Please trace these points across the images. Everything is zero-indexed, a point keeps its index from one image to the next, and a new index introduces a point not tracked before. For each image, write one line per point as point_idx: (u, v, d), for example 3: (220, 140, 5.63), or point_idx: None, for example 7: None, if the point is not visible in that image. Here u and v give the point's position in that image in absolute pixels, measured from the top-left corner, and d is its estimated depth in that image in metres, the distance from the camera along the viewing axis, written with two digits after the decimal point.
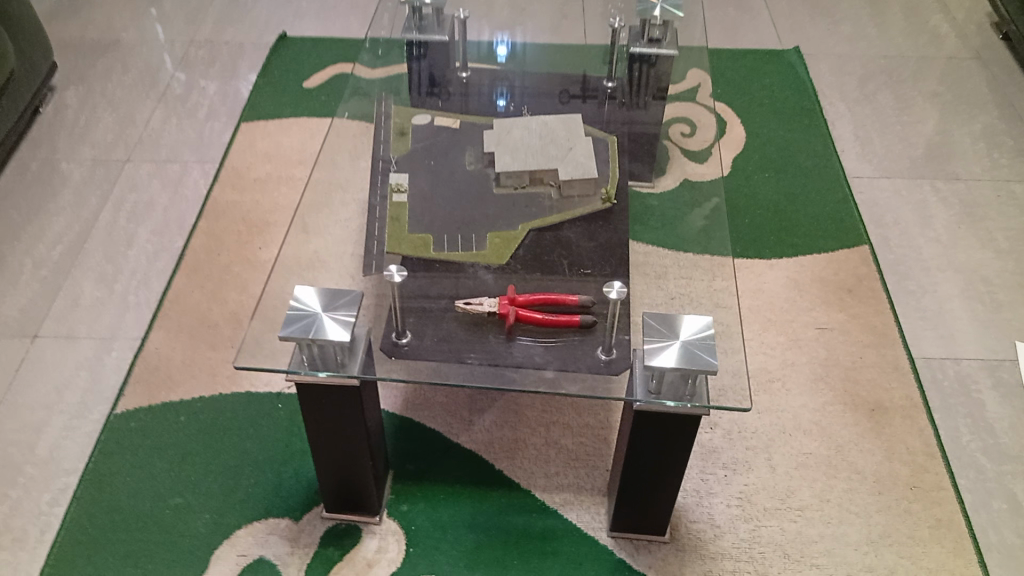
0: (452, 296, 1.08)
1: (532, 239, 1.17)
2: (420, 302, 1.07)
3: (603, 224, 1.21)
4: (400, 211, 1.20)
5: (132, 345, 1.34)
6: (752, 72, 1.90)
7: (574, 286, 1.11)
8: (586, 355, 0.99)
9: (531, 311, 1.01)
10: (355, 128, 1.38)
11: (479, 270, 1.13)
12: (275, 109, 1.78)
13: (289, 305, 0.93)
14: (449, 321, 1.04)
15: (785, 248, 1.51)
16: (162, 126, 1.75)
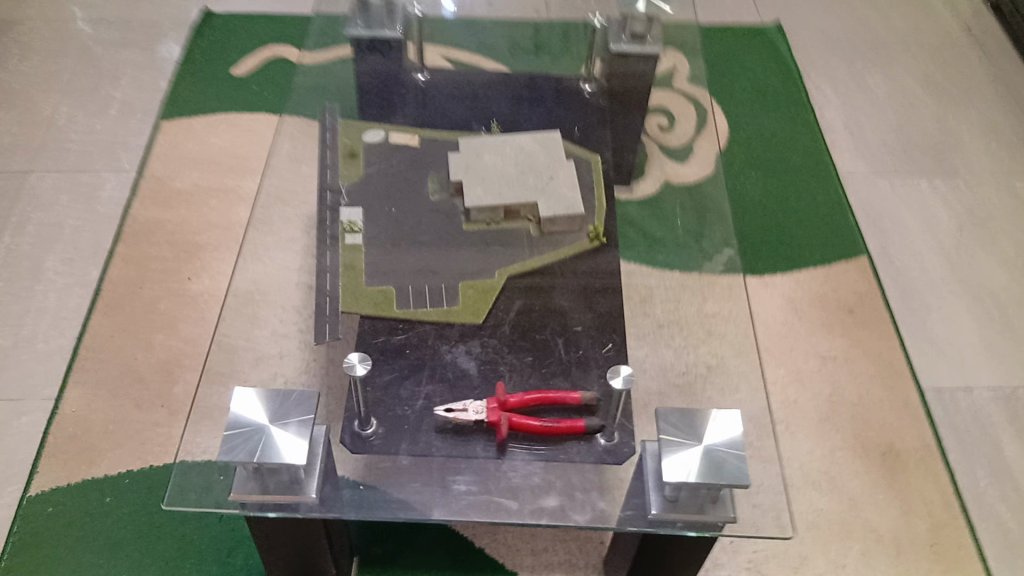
0: (428, 394, 0.91)
1: (518, 309, 1.00)
2: (389, 403, 0.90)
3: (603, 290, 1.03)
4: (355, 257, 1.02)
5: (44, 405, 1.15)
6: (731, 52, 1.73)
7: (572, 374, 0.93)
8: (591, 471, 0.83)
9: (526, 418, 0.84)
10: (299, 133, 1.18)
11: (458, 355, 0.95)
12: (201, 103, 1.56)
13: (229, 416, 0.76)
14: (426, 420, 0.88)
15: (780, 260, 1.37)
16: (69, 126, 1.52)
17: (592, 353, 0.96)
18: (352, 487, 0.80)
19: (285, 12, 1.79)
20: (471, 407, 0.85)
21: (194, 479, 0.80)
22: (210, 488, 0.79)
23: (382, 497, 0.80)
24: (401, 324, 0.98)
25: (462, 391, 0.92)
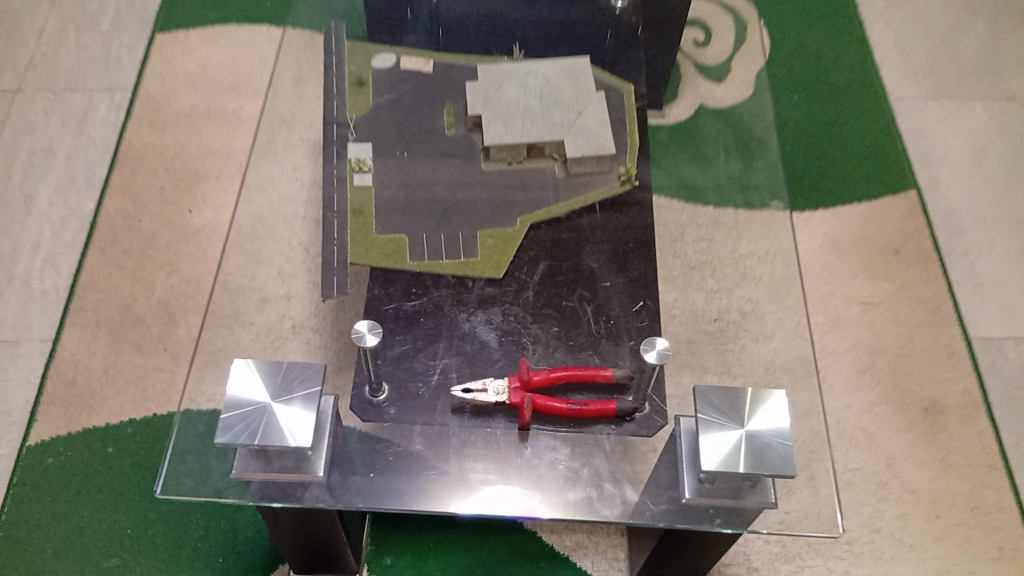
0: (444, 367, 0.84)
1: (543, 271, 0.93)
2: (401, 375, 0.84)
3: (634, 250, 0.95)
4: (363, 198, 0.94)
5: (41, 349, 1.10)
6: None
7: (602, 348, 0.87)
8: (622, 461, 0.77)
9: (550, 401, 0.78)
10: (302, 59, 1.08)
11: (476, 322, 0.89)
12: (197, 14, 1.44)
13: (226, 394, 0.69)
14: (440, 397, 0.81)
15: (821, 194, 1.27)
16: (57, 40, 1.42)
17: (623, 322, 0.89)
18: (363, 475, 0.73)
19: None
20: (491, 386, 0.78)
21: (190, 462, 0.75)
22: (206, 473, 0.74)
23: (393, 484, 0.73)
24: (414, 288, 0.91)
25: (480, 366, 0.85)
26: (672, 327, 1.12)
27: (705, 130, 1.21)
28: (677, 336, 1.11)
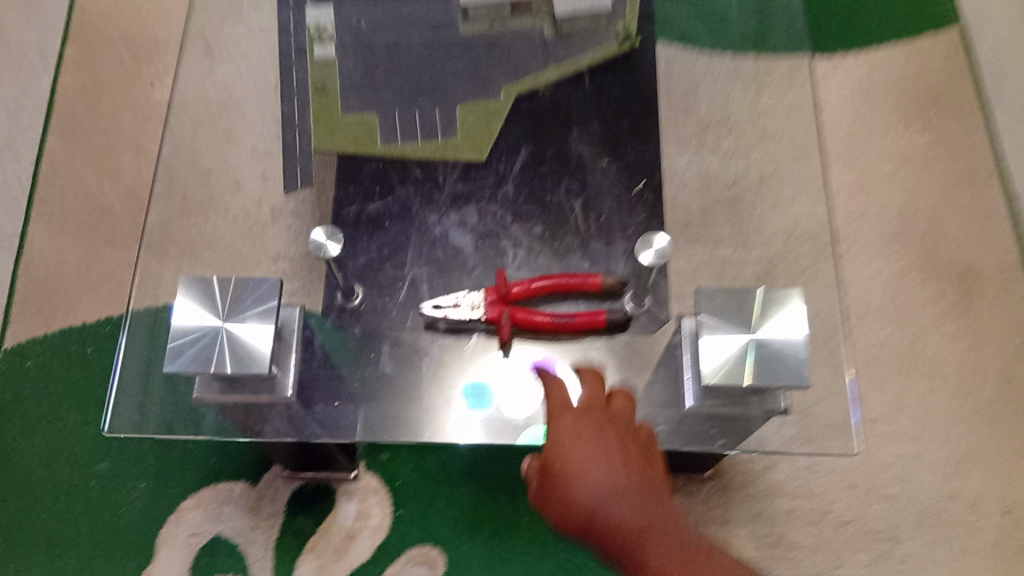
0: (415, 275, 0.77)
1: (526, 159, 0.83)
2: (369, 286, 0.76)
3: (628, 129, 0.84)
4: (326, 74, 0.82)
5: (8, 245, 1.03)
6: None
7: (592, 249, 0.78)
8: (609, 381, 0.70)
9: (533, 314, 0.70)
10: None
11: (449, 224, 0.80)
12: None
13: (174, 323, 0.63)
14: (412, 311, 0.74)
15: (853, 34, 1.13)
16: None
17: (614, 216, 0.79)
18: (327, 403, 0.70)
19: None
20: (464, 300, 0.72)
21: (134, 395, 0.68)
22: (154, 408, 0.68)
23: (360, 414, 0.70)
24: (378, 186, 0.82)
25: (452, 276, 0.77)
26: (683, 197, 0.96)
27: None
28: (689, 207, 0.96)
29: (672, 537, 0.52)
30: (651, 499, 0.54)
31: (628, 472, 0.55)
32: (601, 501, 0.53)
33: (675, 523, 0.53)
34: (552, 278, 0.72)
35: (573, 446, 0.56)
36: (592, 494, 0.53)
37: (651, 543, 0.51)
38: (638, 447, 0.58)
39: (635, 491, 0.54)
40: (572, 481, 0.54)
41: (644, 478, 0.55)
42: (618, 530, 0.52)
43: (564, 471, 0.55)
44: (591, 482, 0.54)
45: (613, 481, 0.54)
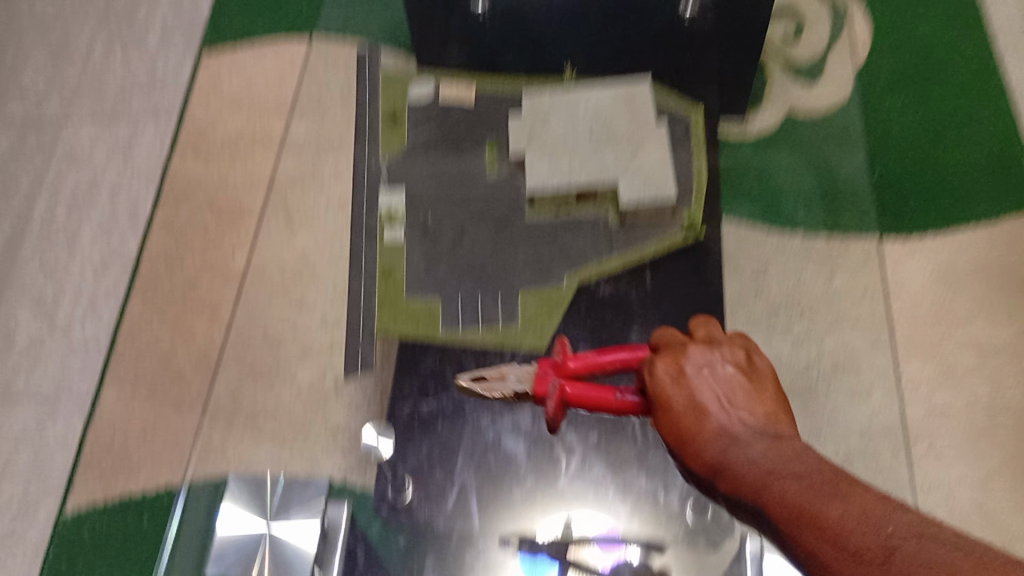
0: (469, 482, 0.77)
1: (585, 362, 0.81)
2: (422, 493, 0.77)
3: None
4: (394, 259, 0.86)
5: (82, 407, 1.07)
6: None
7: (649, 460, 0.76)
8: None
9: (604, 389, 0.69)
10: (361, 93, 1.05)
11: (503, 430, 0.79)
12: (243, 25, 1.35)
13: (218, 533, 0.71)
14: (462, 527, 0.74)
15: (965, 214, 1.08)
16: (104, 64, 1.35)
17: None
18: None
19: None
20: (510, 379, 0.75)
21: None
22: None
23: None
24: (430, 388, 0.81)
25: (504, 487, 0.76)
26: None
27: (794, 138, 1.04)
28: None
29: (780, 462, 0.54)
30: (761, 437, 0.57)
31: (738, 417, 0.60)
32: (718, 448, 0.58)
33: (788, 448, 0.55)
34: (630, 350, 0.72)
35: (682, 402, 0.62)
36: (710, 445, 0.59)
37: (755, 467, 0.55)
38: (752, 387, 0.62)
39: (746, 432, 0.58)
40: (693, 437, 0.60)
41: (765, 418, 0.60)
42: (732, 468, 0.56)
43: (687, 432, 0.61)
44: (705, 433, 0.60)
45: (723, 432, 0.59)
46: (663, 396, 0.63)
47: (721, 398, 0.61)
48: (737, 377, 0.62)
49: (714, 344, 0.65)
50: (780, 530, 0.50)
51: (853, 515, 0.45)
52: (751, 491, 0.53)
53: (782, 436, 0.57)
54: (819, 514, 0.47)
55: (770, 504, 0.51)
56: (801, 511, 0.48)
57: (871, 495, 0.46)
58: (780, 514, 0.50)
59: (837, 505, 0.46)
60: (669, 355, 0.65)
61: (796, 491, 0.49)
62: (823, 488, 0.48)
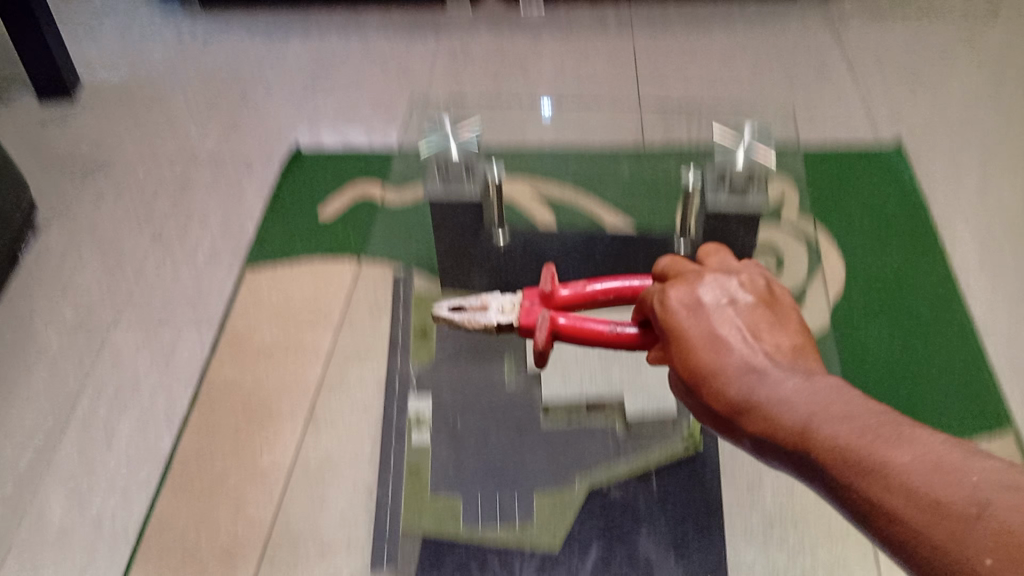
0: None
1: (599, 554, 0.92)
2: None
3: (692, 532, 0.93)
4: (421, 459, 0.93)
5: None
6: (843, 179, 1.54)
7: None
8: None
9: (588, 322, 0.85)
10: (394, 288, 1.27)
11: None
12: (284, 248, 1.52)
13: None
14: None
15: (938, 420, 1.17)
16: (155, 278, 1.49)
17: None
18: None
19: (373, 147, 1.73)
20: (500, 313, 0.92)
21: None
22: None
23: None
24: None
25: None
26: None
27: None
28: None
29: (818, 399, 0.59)
30: (786, 373, 0.63)
31: (759, 352, 0.65)
32: (744, 387, 0.63)
33: (820, 384, 0.60)
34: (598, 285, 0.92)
35: (706, 340, 0.67)
36: (734, 381, 0.64)
37: (792, 401, 0.60)
38: (766, 324, 0.68)
39: (770, 367, 0.63)
40: (713, 373, 0.65)
41: (781, 352, 0.66)
42: (764, 404, 0.61)
43: (708, 367, 0.66)
44: (729, 369, 0.64)
45: (747, 366, 0.64)
46: (687, 338, 0.68)
47: (741, 332, 0.66)
48: (750, 314, 0.68)
49: (731, 289, 0.70)
50: (833, 472, 0.55)
51: (923, 465, 0.50)
52: (791, 435, 0.59)
53: (803, 371, 0.63)
54: (882, 459, 0.52)
55: (817, 447, 0.56)
56: (860, 454, 0.53)
57: (932, 440, 0.52)
58: (834, 458, 0.55)
59: (904, 450, 0.51)
60: (687, 301, 0.70)
61: (849, 437, 0.54)
62: (879, 434, 0.53)
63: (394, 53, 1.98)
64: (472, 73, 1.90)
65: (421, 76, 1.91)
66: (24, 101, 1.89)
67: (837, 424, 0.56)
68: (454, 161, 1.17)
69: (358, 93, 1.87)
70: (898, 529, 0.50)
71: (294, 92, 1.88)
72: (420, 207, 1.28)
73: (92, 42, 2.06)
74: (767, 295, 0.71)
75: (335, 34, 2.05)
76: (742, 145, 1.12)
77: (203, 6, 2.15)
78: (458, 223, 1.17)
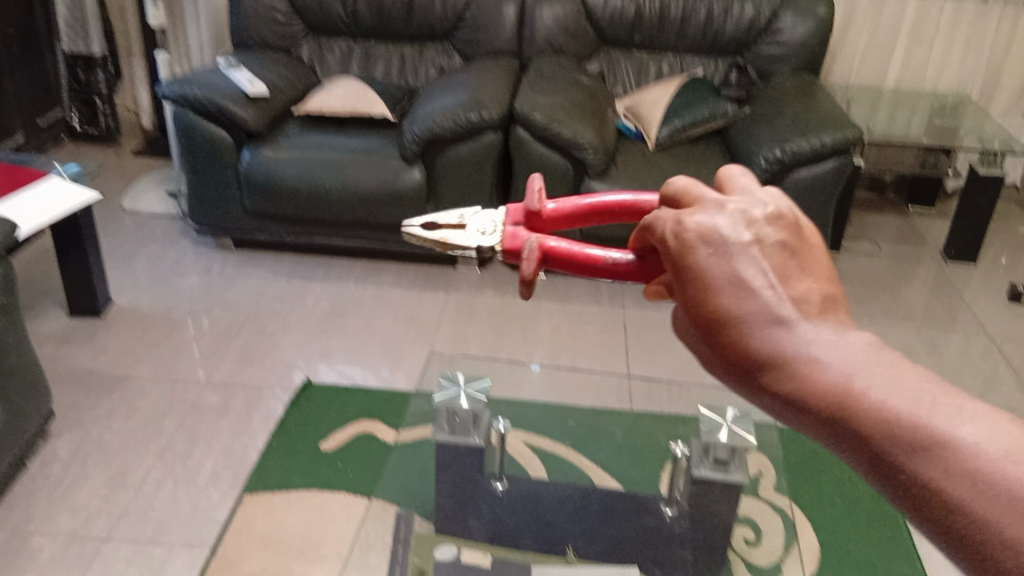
0: None
1: None
2: None
3: None
4: None
5: None
6: (820, 459, 1.64)
7: None
8: None
9: (587, 248, 0.69)
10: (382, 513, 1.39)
11: None
12: (282, 478, 1.57)
13: None
14: None
15: None
16: (154, 494, 1.54)
17: None
18: None
19: (378, 389, 1.83)
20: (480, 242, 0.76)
21: None
22: None
23: None
24: None
25: None
26: None
27: None
28: None
29: (864, 368, 0.44)
30: (821, 329, 0.45)
31: (789, 298, 0.46)
32: (774, 345, 0.46)
33: (853, 342, 0.45)
34: (589, 200, 0.75)
35: (726, 280, 0.47)
36: (756, 329, 0.46)
37: (823, 360, 0.45)
38: (796, 265, 0.48)
39: (802, 317, 0.46)
40: (735, 321, 0.46)
41: (821, 296, 0.47)
42: (795, 361, 0.45)
43: (727, 313, 0.47)
44: (744, 316, 0.46)
45: (772, 315, 0.46)
46: (708, 277, 0.47)
47: (770, 275, 0.47)
48: (781, 259, 0.47)
49: (758, 219, 0.48)
50: (880, 447, 0.42)
51: (991, 443, 0.40)
52: (820, 403, 0.44)
53: (833, 316, 0.46)
54: (937, 432, 0.41)
55: (866, 425, 0.42)
56: (920, 442, 0.41)
57: (986, 416, 0.41)
58: (893, 440, 0.41)
59: (958, 424, 0.40)
60: (701, 231, 0.48)
61: (907, 413, 0.41)
62: (937, 412, 0.41)
63: (405, 304, 2.14)
64: (476, 328, 2.06)
65: (428, 326, 2.05)
66: (54, 315, 2.02)
67: (878, 390, 0.43)
68: (461, 408, 1.34)
69: (368, 338, 2.00)
70: (954, 521, 0.40)
71: (308, 332, 2.01)
72: (424, 443, 1.42)
73: (127, 269, 2.23)
74: (801, 224, 0.49)
75: (353, 282, 2.23)
76: (724, 424, 1.33)
77: (237, 245, 2.36)
78: (464, 466, 1.32)
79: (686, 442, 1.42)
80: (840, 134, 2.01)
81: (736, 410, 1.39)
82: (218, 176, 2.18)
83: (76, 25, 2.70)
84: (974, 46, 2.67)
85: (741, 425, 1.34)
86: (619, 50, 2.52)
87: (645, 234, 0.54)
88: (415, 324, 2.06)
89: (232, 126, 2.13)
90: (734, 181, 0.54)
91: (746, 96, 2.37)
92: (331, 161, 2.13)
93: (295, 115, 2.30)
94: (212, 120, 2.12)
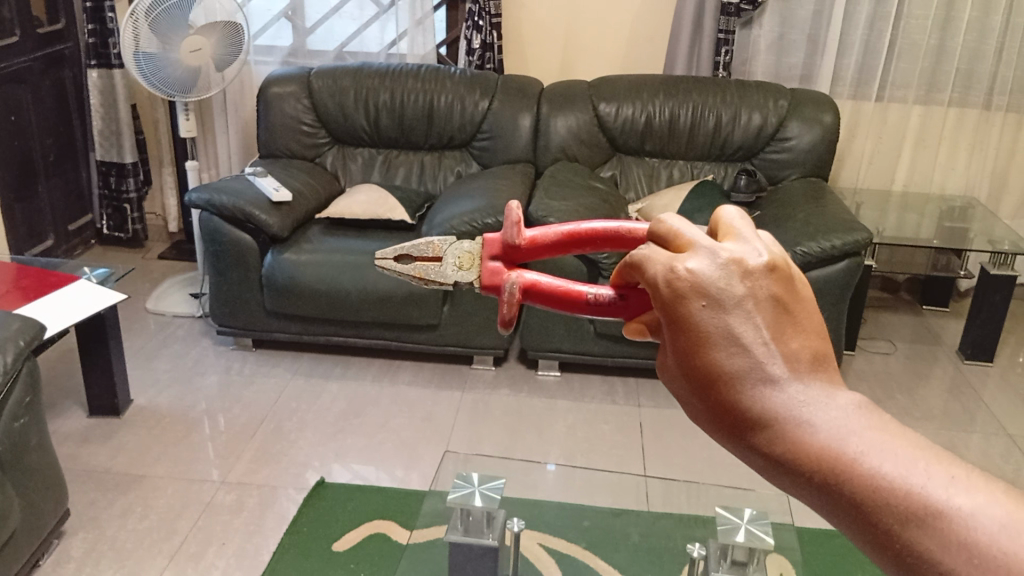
0: None
1: None
2: None
3: None
4: None
5: None
6: (843, 562, 1.61)
7: None
8: None
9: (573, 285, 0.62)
10: None
11: None
12: None
13: None
14: None
15: None
16: None
17: None
18: None
19: (394, 487, 1.83)
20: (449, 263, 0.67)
21: None
22: None
23: None
24: None
25: None
26: None
27: None
28: None
29: (860, 431, 0.41)
30: (813, 389, 0.42)
31: (781, 355, 0.42)
32: (769, 405, 0.42)
33: (848, 404, 0.42)
34: (572, 227, 0.65)
35: (718, 332, 0.42)
36: (747, 389, 0.42)
37: (819, 425, 0.41)
38: (793, 321, 0.43)
39: (794, 376, 0.42)
40: (727, 380, 0.42)
41: (814, 352, 0.43)
42: (787, 424, 0.42)
43: (717, 371, 0.42)
44: (734, 373, 0.42)
45: (763, 373, 0.42)
46: (696, 327, 0.43)
47: (762, 329, 0.42)
48: (775, 316, 0.43)
49: (753, 268, 0.43)
50: (876, 519, 0.40)
51: (989, 517, 0.38)
52: (812, 467, 0.41)
53: (825, 372, 0.43)
54: (935, 502, 0.39)
55: (864, 496, 0.40)
56: (919, 512, 0.39)
57: (984, 487, 0.39)
58: (890, 508, 0.39)
59: (957, 498, 0.39)
60: (695, 280, 0.43)
61: (906, 483, 0.39)
62: (932, 480, 0.39)
63: (419, 405, 2.14)
64: (491, 428, 2.05)
65: (442, 426, 2.05)
66: (75, 414, 2.04)
67: (876, 458, 0.40)
68: (475, 507, 1.37)
69: (383, 438, 2.00)
70: None
71: (323, 432, 2.02)
72: (436, 543, 1.40)
73: (147, 370, 2.26)
74: (794, 272, 0.44)
75: (370, 380, 2.25)
76: (740, 525, 1.35)
77: (256, 345, 2.40)
78: (479, 567, 1.33)
79: (702, 543, 1.42)
80: (850, 236, 2.05)
81: (754, 511, 1.39)
82: (241, 279, 2.24)
83: (111, 136, 2.83)
84: (978, 151, 2.74)
85: (760, 525, 1.35)
86: (630, 157, 2.60)
87: (628, 269, 0.48)
88: (431, 425, 2.06)
89: (257, 231, 2.20)
90: (732, 221, 0.47)
91: (757, 199, 2.42)
92: (353, 265, 2.18)
93: (317, 220, 2.38)
94: (238, 225, 2.20)
